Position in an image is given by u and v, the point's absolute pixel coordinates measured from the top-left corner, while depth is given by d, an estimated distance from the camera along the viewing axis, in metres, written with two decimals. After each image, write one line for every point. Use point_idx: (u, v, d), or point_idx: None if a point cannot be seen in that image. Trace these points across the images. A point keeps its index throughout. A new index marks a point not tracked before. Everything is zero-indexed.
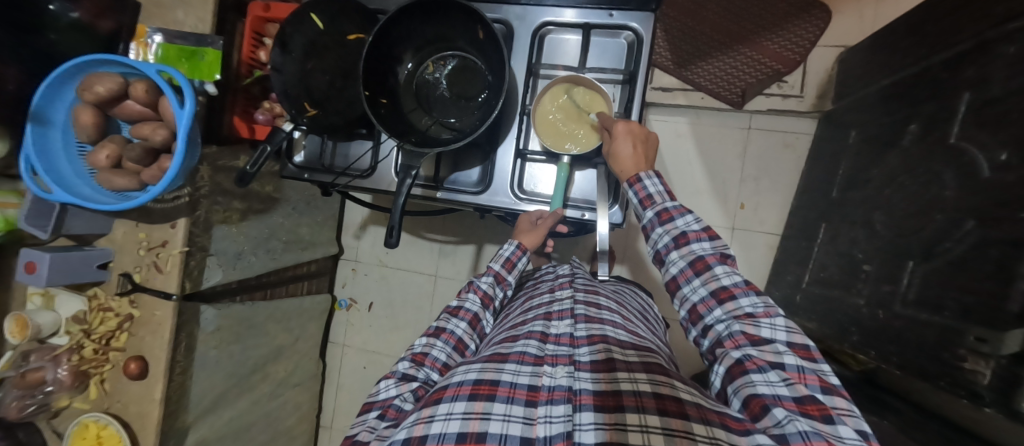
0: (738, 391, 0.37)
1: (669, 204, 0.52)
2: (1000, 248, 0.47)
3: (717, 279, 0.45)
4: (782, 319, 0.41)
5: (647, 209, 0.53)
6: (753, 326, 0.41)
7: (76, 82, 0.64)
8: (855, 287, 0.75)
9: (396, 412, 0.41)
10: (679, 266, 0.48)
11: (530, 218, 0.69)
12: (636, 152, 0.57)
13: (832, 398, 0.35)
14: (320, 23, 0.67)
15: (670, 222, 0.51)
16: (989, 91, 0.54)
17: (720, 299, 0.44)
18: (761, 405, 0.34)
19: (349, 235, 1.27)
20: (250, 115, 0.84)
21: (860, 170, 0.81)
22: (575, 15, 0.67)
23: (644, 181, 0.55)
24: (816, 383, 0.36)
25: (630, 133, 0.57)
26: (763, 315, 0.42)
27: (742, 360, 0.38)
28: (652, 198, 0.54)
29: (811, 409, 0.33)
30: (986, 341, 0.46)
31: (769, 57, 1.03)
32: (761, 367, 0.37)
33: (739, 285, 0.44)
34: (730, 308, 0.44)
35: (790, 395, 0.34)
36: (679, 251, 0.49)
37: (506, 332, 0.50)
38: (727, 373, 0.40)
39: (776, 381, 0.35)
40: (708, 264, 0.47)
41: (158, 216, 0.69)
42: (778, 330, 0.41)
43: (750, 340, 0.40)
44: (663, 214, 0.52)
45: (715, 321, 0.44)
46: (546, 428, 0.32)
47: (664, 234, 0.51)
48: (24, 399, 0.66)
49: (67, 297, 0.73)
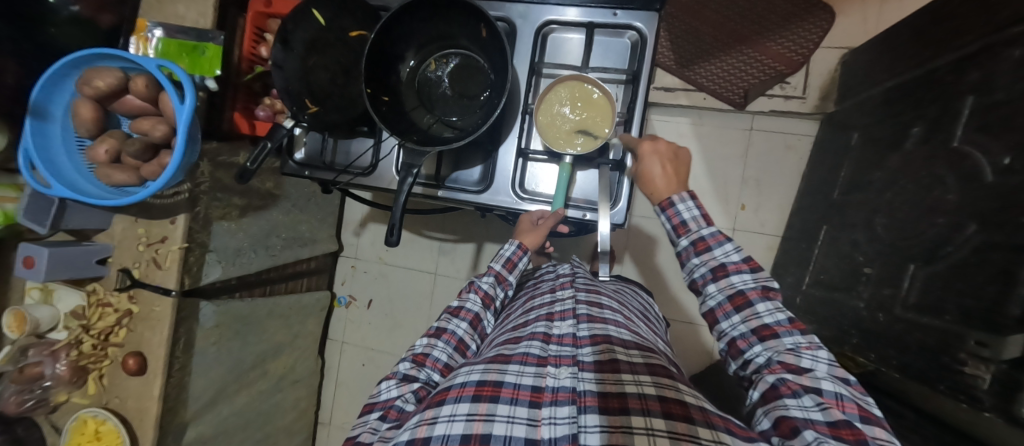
0: (769, 412, 0.37)
1: (704, 232, 0.50)
2: (1002, 252, 0.47)
3: (759, 316, 0.45)
4: (825, 352, 0.41)
5: (681, 237, 0.52)
6: (793, 356, 0.40)
7: (76, 75, 0.63)
8: (855, 289, 0.75)
9: (397, 412, 0.41)
10: (717, 298, 0.48)
11: (531, 218, 0.68)
12: (666, 173, 0.56)
13: (872, 428, 0.34)
14: (321, 20, 0.66)
15: (707, 252, 0.50)
16: (994, 95, 0.53)
17: (761, 336, 0.44)
18: (791, 426, 0.34)
19: (349, 233, 1.27)
20: (250, 111, 0.84)
21: (862, 172, 0.81)
22: (578, 13, 0.66)
23: (677, 205, 0.53)
24: (855, 412, 0.35)
25: (656, 151, 0.57)
26: (805, 349, 0.41)
27: (777, 385, 0.38)
28: (686, 225, 0.52)
29: (846, 433, 0.32)
30: (987, 346, 0.46)
31: (772, 58, 1.02)
32: (796, 392, 0.37)
33: (782, 323, 0.44)
34: (772, 344, 0.43)
35: (824, 420, 0.34)
36: (717, 283, 0.48)
37: (509, 332, 0.50)
38: (761, 397, 0.40)
39: (810, 406, 0.35)
40: (748, 299, 0.46)
41: (158, 211, 0.69)
42: (819, 362, 0.40)
43: (788, 369, 0.40)
44: (698, 243, 0.50)
45: (754, 356, 0.44)
46: (551, 429, 0.32)
47: (701, 264, 0.50)
48: (22, 394, 0.67)
49: (65, 292, 0.72)
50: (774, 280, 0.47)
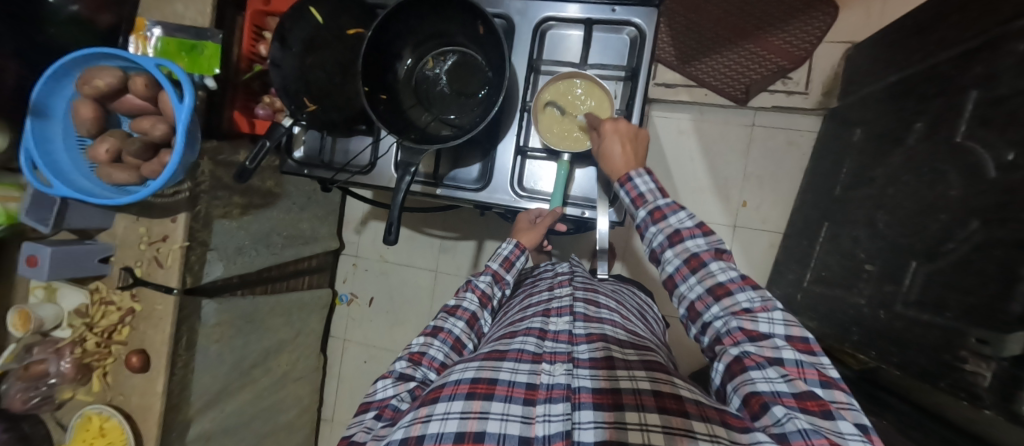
0: (737, 389, 0.37)
1: (660, 202, 0.50)
2: (1004, 249, 0.46)
3: (713, 275, 0.44)
4: (780, 313, 0.40)
5: (640, 209, 0.52)
6: (751, 321, 0.40)
7: (75, 76, 0.63)
8: (856, 287, 0.74)
9: (392, 412, 0.42)
10: (674, 264, 0.46)
11: (529, 216, 0.70)
12: (625, 152, 0.56)
13: (831, 392, 0.34)
14: (319, 18, 0.66)
15: (663, 221, 0.49)
16: (997, 90, 0.53)
17: (716, 296, 0.43)
18: (760, 402, 0.33)
19: (349, 231, 1.28)
20: (250, 109, 0.84)
21: (864, 168, 0.80)
22: (578, 10, 0.66)
23: (635, 179, 0.53)
24: (815, 377, 0.36)
25: (616, 131, 0.57)
26: (761, 310, 0.41)
27: (740, 357, 0.38)
28: (643, 197, 0.52)
29: (810, 405, 0.32)
30: (988, 343, 0.46)
31: (774, 53, 1.02)
32: (760, 364, 0.37)
33: (736, 280, 0.43)
34: (727, 304, 0.42)
35: (790, 392, 0.34)
36: (674, 249, 0.47)
37: (505, 329, 0.51)
38: (727, 371, 0.39)
39: (775, 377, 0.35)
40: (703, 261, 0.45)
41: (158, 210, 0.69)
42: (776, 324, 0.40)
43: (748, 336, 0.40)
44: (655, 213, 0.50)
45: (713, 319, 0.43)
46: (545, 427, 0.31)
47: (658, 232, 0.49)
48: (28, 391, 0.67)
49: (68, 291, 0.73)
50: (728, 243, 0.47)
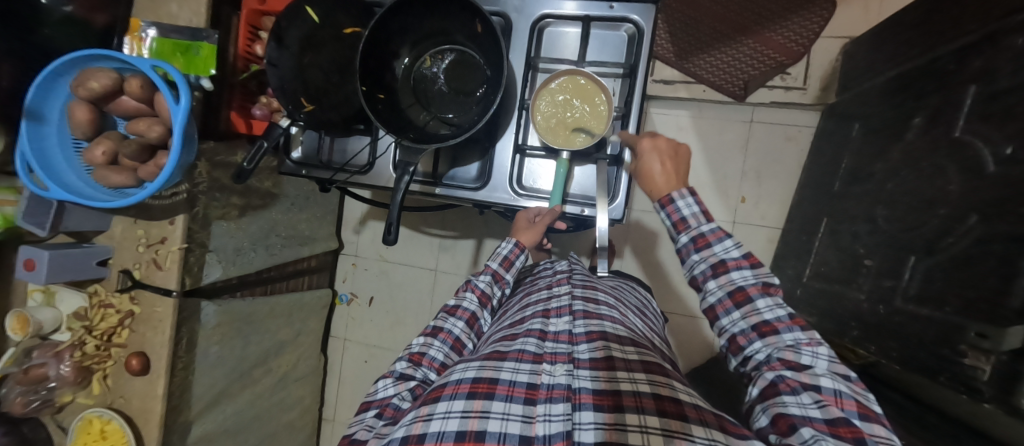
0: (767, 409, 0.38)
1: (704, 228, 0.50)
2: (1003, 243, 0.46)
3: (759, 312, 0.44)
4: (825, 349, 0.40)
5: (681, 234, 0.51)
6: (793, 352, 0.40)
7: (70, 77, 0.63)
8: (855, 281, 0.74)
9: (393, 410, 0.42)
10: (717, 295, 0.47)
11: (529, 215, 0.69)
12: (665, 170, 0.55)
13: (870, 425, 0.34)
14: (315, 17, 0.65)
15: (707, 249, 0.49)
16: (996, 84, 0.53)
17: (761, 333, 0.43)
18: (788, 423, 0.35)
19: (349, 230, 1.27)
20: (247, 110, 0.83)
21: (863, 163, 0.80)
22: (575, 7, 0.66)
23: (677, 202, 0.52)
24: (853, 408, 0.35)
25: (656, 147, 0.56)
26: (806, 345, 0.40)
27: (775, 381, 0.39)
28: (686, 221, 0.51)
29: (843, 431, 0.32)
30: (987, 337, 0.46)
31: (772, 49, 1.01)
32: (795, 389, 0.37)
33: (782, 320, 0.43)
34: (772, 341, 0.42)
35: (822, 418, 0.34)
36: (717, 280, 0.47)
37: (505, 329, 0.50)
38: (760, 394, 0.40)
39: (808, 403, 0.36)
40: (749, 295, 0.45)
41: (156, 212, 0.69)
42: (819, 358, 0.39)
43: (787, 366, 0.40)
44: (698, 239, 0.49)
45: (754, 352, 0.43)
46: (546, 427, 0.31)
47: (701, 260, 0.49)
48: (28, 395, 0.68)
49: (67, 294, 0.73)
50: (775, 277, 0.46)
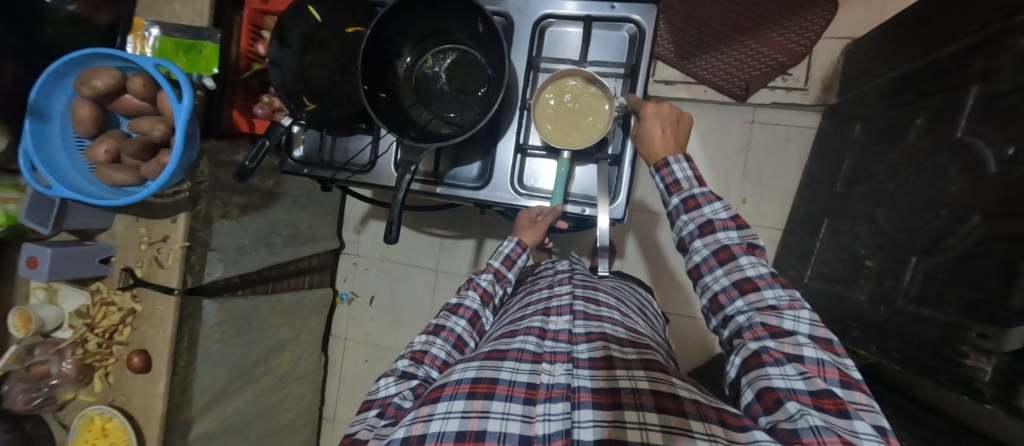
0: (752, 383, 0.37)
1: (695, 191, 0.51)
2: (1004, 244, 0.46)
3: (741, 270, 0.45)
4: (807, 312, 0.40)
5: (674, 196, 0.53)
6: (775, 318, 0.40)
7: (74, 75, 0.63)
8: (857, 282, 0.74)
9: (395, 409, 0.42)
10: (702, 254, 0.47)
11: (529, 215, 0.69)
12: (665, 136, 0.57)
13: (851, 393, 0.34)
14: (317, 16, 0.66)
15: (696, 210, 0.50)
16: (997, 85, 0.53)
17: (742, 290, 0.44)
18: (774, 398, 0.34)
19: (350, 230, 1.28)
20: (249, 109, 0.83)
21: (864, 164, 0.80)
22: (577, 7, 0.66)
23: (672, 165, 0.54)
24: (836, 377, 0.35)
25: (659, 113, 0.57)
26: (787, 308, 0.41)
27: (759, 353, 0.38)
28: (679, 184, 0.53)
29: (827, 403, 0.32)
30: (989, 338, 0.46)
31: (774, 50, 1.01)
32: (779, 360, 0.36)
33: (764, 277, 0.44)
34: (752, 298, 0.43)
35: (806, 389, 0.34)
36: (704, 239, 0.48)
37: (505, 328, 0.51)
38: (744, 364, 0.39)
39: (793, 374, 0.35)
40: (733, 253, 0.46)
41: (159, 210, 0.69)
42: (801, 322, 0.40)
43: (770, 333, 0.39)
44: (689, 201, 0.51)
45: (735, 312, 0.44)
46: (545, 426, 0.31)
47: (689, 221, 0.50)
48: (30, 392, 0.68)
49: (69, 292, 0.73)
50: (761, 239, 0.47)
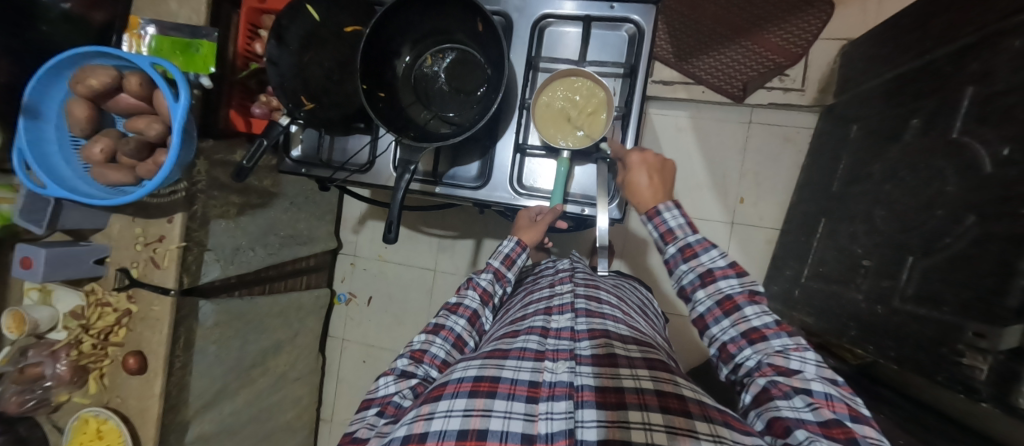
0: (762, 414, 0.37)
1: (691, 238, 0.51)
2: (1000, 244, 0.47)
3: (748, 320, 0.45)
4: (813, 354, 0.41)
5: (669, 245, 0.52)
6: (782, 358, 0.41)
7: (68, 74, 0.62)
8: (854, 281, 0.75)
9: (394, 408, 0.41)
10: (706, 305, 0.47)
11: (529, 214, 0.68)
12: (653, 183, 0.57)
13: (862, 427, 0.34)
14: (315, 15, 0.65)
15: (694, 258, 0.50)
16: (993, 85, 0.53)
17: (750, 340, 0.44)
18: (783, 426, 0.34)
19: (348, 230, 1.27)
20: (246, 108, 0.83)
21: (861, 164, 0.81)
22: (576, 7, 0.66)
23: (664, 213, 0.53)
24: (846, 411, 0.35)
25: (644, 162, 0.58)
26: (794, 350, 0.41)
27: (768, 386, 0.39)
28: (673, 232, 0.52)
29: (837, 433, 0.32)
30: (985, 336, 0.46)
31: (770, 51, 1.02)
32: (787, 393, 0.37)
33: (770, 326, 0.44)
34: (761, 347, 0.43)
35: (815, 420, 0.34)
36: (706, 289, 0.48)
37: (507, 327, 0.50)
38: (753, 400, 0.40)
39: (801, 406, 0.36)
40: (737, 303, 0.46)
41: (155, 211, 0.69)
42: (808, 363, 0.40)
43: (778, 371, 0.40)
44: (686, 249, 0.50)
45: (744, 360, 0.44)
46: (547, 425, 0.31)
47: (689, 270, 0.50)
48: (24, 394, 0.67)
49: (64, 292, 0.72)
50: (759, 284, 0.47)
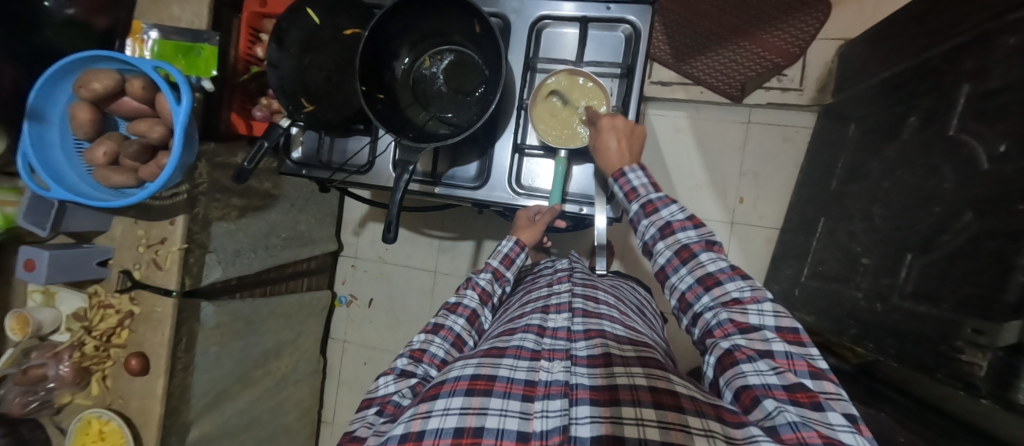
0: (729, 383, 0.37)
1: (653, 196, 0.51)
2: (998, 240, 0.47)
3: (704, 266, 0.45)
4: (769, 304, 0.41)
5: (633, 203, 0.53)
6: (741, 313, 0.41)
7: (72, 78, 0.63)
8: (854, 280, 0.75)
9: (394, 408, 0.42)
10: (666, 256, 0.48)
11: (529, 213, 0.69)
12: (621, 147, 0.57)
13: (823, 384, 0.35)
14: (315, 18, 0.66)
15: (655, 213, 0.50)
16: (989, 83, 0.53)
17: (706, 286, 0.45)
18: (751, 396, 0.34)
19: (349, 232, 1.28)
20: (247, 111, 0.84)
21: (859, 163, 0.81)
22: (573, 8, 0.67)
23: (628, 174, 0.54)
24: (805, 369, 0.36)
25: (613, 126, 0.57)
26: (750, 300, 0.42)
27: (732, 350, 0.39)
28: (636, 191, 0.53)
29: (800, 397, 0.33)
30: (984, 333, 0.46)
31: (768, 50, 1.02)
32: (751, 357, 0.37)
33: (725, 270, 0.44)
34: (717, 294, 0.44)
35: (780, 384, 0.34)
36: (665, 241, 0.48)
37: (505, 325, 0.51)
38: (718, 364, 0.40)
39: (766, 370, 0.36)
40: (693, 252, 0.46)
41: (157, 213, 0.69)
42: (765, 316, 0.40)
43: (738, 328, 0.40)
44: (647, 206, 0.51)
45: (703, 308, 0.45)
46: (542, 422, 0.32)
47: (650, 225, 0.50)
48: (26, 396, 0.67)
49: (67, 295, 0.73)
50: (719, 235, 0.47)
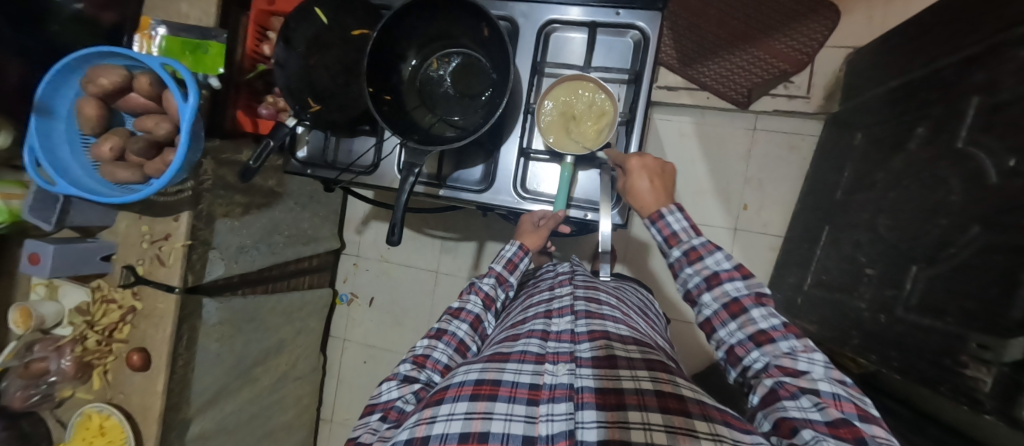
0: (768, 415, 0.38)
1: (695, 242, 0.51)
2: (1004, 255, 0.47)
3: (754, 322, 0.45)
4: (821, 355, 0.41)
5: (673, 248, 0.52)
6: (790, 360, 0.41)
7: (80, 73, 0.63)
8: (857, 290, 0.75)
9: (397, 413, 0.42)
10: (713, 308, 0.48)
11: (534, 218, 0.68)
12: (654, 187, 0.56)
13: (871, 427, 0.35)
14: (323, 18, 0.66)
15: (699, 261, 0.50)
16: (999, 95, 0.53)
17: (757, 342, 0.44)
18: (790, 427, 0.34)
19: (351, 230, 1.28)
20: (253, 109, 0.84)
21: (865, 172, 0.80)
22: (581, 12, 0.66)
23: (667, 217, 0.53)
24: (853, 411, 0.35)
25: (644, 167, 0.57)
26: (802, 352, 0.41)
27: (775, 387, 0.39)
28: (676, 236, 0.52)
29: (844, 432, 0.32)
30: (989, 348, 0.46)
31: (775, 57, 1.01)
32: (794, 393, 0.37)
33: (777, 328, 0.44)
34: (769, 349, 0.43)
35: (822, 420, 0.34)
36: (712, 293, 0.48)
37: (507, 331, 0.51)
38: (762, 401, 0.40)
39: (808, 406, 0.36)
40: (743, 306, 0.46)
41: (161, 208, 0.69)
42: (815, 364, 0.40)
43: (785, 372, 0.40)
44: (690, 253, 0.51)
45: (753, 362, 0.44)
46: (547, 426, 0.31)
47: (694, 273, 0.50)
48: (28, 389, 0.68)
49: (70, 289, 0.73)
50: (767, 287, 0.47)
